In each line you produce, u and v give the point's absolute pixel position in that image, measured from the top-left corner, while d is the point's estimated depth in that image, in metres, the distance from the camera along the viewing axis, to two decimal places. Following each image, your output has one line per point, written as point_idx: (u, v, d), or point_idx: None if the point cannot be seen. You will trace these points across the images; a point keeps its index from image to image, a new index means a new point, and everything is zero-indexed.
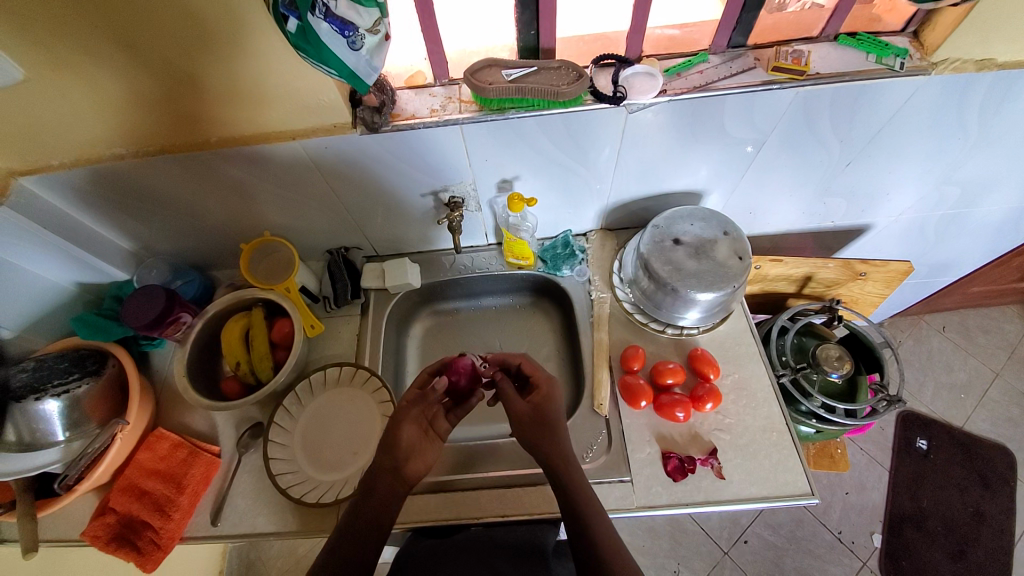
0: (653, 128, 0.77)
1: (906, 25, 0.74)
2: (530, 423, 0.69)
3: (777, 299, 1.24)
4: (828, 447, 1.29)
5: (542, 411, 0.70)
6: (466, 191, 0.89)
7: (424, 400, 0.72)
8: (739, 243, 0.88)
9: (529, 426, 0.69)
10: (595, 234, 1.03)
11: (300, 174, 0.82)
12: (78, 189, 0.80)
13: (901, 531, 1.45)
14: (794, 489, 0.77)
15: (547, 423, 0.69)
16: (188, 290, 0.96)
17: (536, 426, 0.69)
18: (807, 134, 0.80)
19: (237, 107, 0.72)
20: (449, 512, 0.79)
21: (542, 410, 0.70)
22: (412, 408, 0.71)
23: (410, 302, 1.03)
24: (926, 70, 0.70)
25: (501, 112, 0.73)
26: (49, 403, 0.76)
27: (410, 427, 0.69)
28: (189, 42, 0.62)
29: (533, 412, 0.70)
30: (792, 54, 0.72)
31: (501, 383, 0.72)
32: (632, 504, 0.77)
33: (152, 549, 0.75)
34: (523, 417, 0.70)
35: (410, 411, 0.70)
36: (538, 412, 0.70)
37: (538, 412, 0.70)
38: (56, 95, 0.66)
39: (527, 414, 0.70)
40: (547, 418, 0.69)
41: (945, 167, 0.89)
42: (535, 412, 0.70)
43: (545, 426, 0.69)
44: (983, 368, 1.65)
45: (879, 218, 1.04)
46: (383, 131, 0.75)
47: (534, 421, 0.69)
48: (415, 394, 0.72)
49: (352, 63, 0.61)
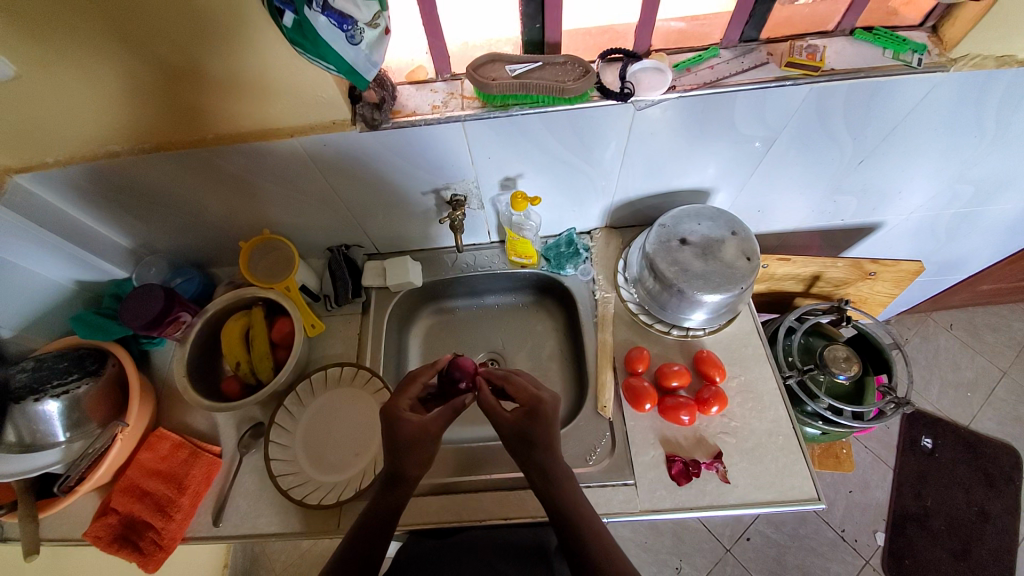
0: (660, 124, 0.75)
1: (925, 19, 0.71)
2: (513, 441, 0.67)
3: (784, 298, 1.22)
4: (833, 447, 1.28)
5: (525, 431, 0.66)
6: (468, 188, 0.88)
7: (456, 417, 0.67)
8: (748, 243, 0.86)
9: (512, 441, 0.66)
10: (599, 231, 1.01)
11: (298, 172, 0.80)
12: (76, 186, 0.78)
13: (905, 530, 1.44)
14: (802, 494, 0.76)
15: (528, 441, 0.66)
16: (187, 288, 0.96)
17: (518, 442, 0.66)
18: (819, 131, 0.78)
19: (234, 102, 0.70)
20: (453, 515, 0.79)
21: (524, 430, 0.66)
22: (432, 423, 0.65)
23: (411, 301, 1.02)
24: (944, 67, 0.68)
25: (505, 108, 0.71)
26: (49, 404, 0.75)
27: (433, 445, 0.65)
28: (181, 35, 0.60)
29: (515, 430, 0.66)
30: (807, 49, 0.70)
31: (484, 394, 0.69)
32: (635, 508, 0.76)
33: (154, 549, 0.75)
34: (506, 432, 0.67)
35: (428, 425, 0.65)
36: (520, 431, 0.66)
37: (518, 431, 0.66)
38: (49, 94, 0.64)
39: (510, 430, 0.66)
40: (531, 438, 0.66)
41: (959, 165, 0.87)
42: (517, 427, 0.67)
43: (527, 444, 0.66)
44: (990, 366, 1.63)
45: (890, 216, 1.01)
46: (383, 128, 0.73)
47: (516, 438, 0.66)
48: (446, 411, 0.66)
49: (351, 58, 0.59)
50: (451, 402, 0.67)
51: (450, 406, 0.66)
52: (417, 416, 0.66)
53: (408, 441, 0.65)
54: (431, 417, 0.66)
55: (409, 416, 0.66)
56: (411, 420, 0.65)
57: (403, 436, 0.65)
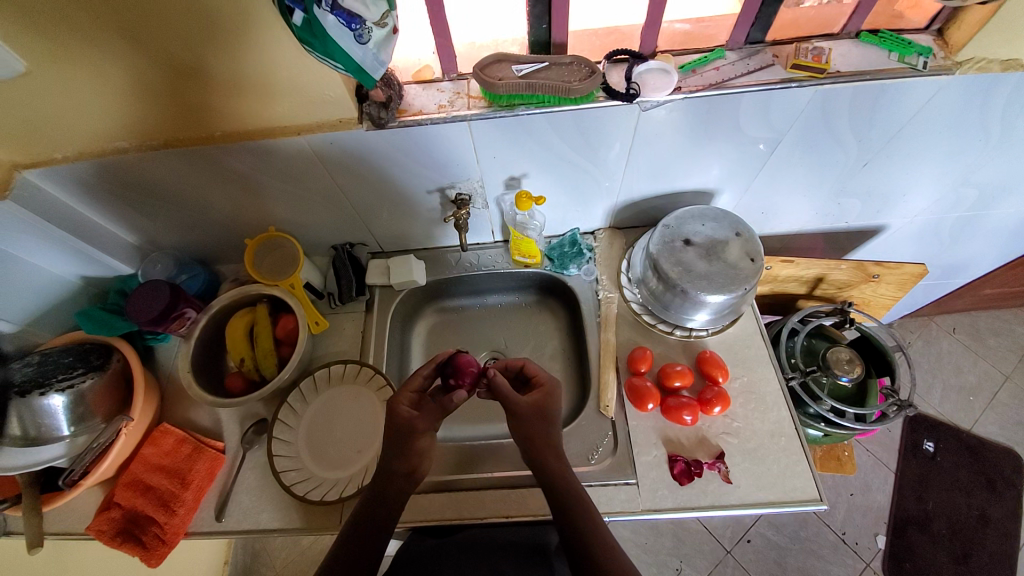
0: (665, 125, 0.75)
1: (930, 22, 0.72)
2: (529, 420, 0.69)
3: (787, 299, 1.22)
4: (835, 449, 1.28)
5: (541, 410, 0.69)
6: (473, 188, 0.88)
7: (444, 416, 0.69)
8: (751, 244, 0.86)
9: (527, 421, 0.68)
10: (603, 232, 1.01)
11: (304, 170, 0.81)
12: (83, 182, 0.79)
13: (906, 533, 1.44)
14: (804, 495, 0.76)
15: (546, 419, 0.69)
16: (192, 285, 0.96)
17: (536, 421, 0.68)
18: (824, 134, 0.78)
19: (241, 99, 0.70)
20: (453, 512, 0.79)
21: (542, 408, 0.69)
22: (420, 419, 0.68)
23: (415, 299, 1.03)
24: (949, 70, 0.68)
25: (511, 107, 0.72)
26: (55, 398, 0.76)
27: (420, 440, 0.68)
28: (190, 33, 0.60)
29: (534, 410, 0.68)
30: (813, 51, 0.71)
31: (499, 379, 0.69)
32: (637, 507, 0.77)
33: (157, 544, 0.75)
34: (521, 414, 0.68)
35: (416, 421, 0.68)
36: (538, 408, 0.69)
37: (536, 410, 0.68)
38: (58, 90, 0.65)
39: (526, 412, 0.68)
40: (547, 417, 0.69)
41: (963, 169, 0.87)
42: (533, 408, 0.69)
43: (545, 421, 0.69)
44: (993, 371, 1.63)
45: (894, 219, 1.01)
46: (389, 127, 0.73)
47: (532, 418, 0.68)
48: (435, 410, 0.69)
49: (359, 57, 0.60)
50: (442, 400, 0.69)
51: (439, 406, 0.68)
52: (408, 410, 0.68)
53: (403, 430, 0.67)
54: (422, 414, 0.68)
55: (402, 410, 0.68)
56: (405, 413, 0.68)
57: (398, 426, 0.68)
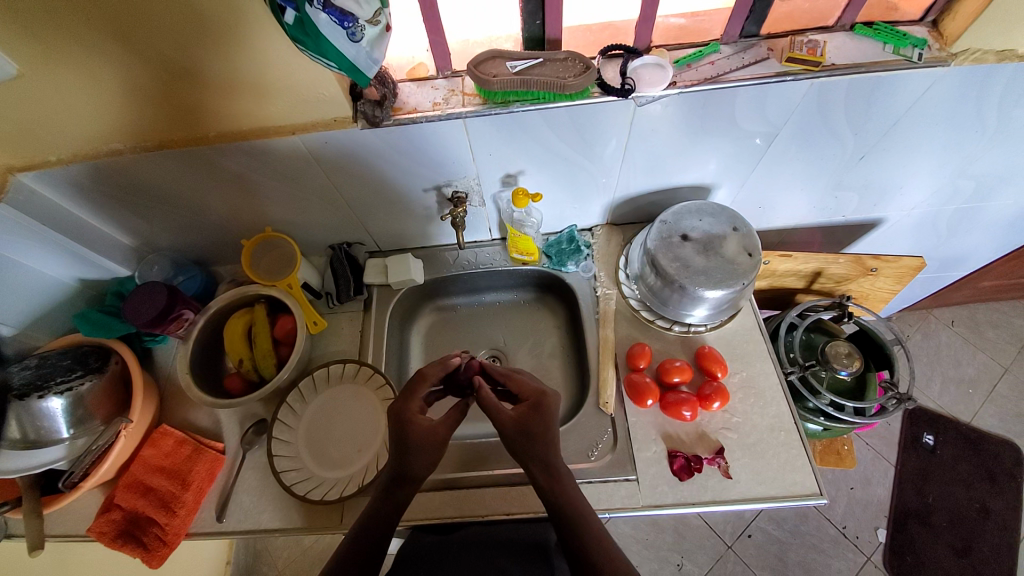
0: (661, 120, 0.75)
1: (926, 14, 0.71)
2: (515, 438, 0.66)
3: (785, 294, 1.22)
4: (835, 443, 1.28)
5: (528, 424, 0.67)
6: (469, 185, 0.88)
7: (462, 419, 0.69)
8: (749, 239, 0.86)
9: (514, 439, 0.66)
10: (600, 228, 1.01)
11: (300, 170, 0.80)
12: (78, 185, 0.79)
13: (906, 526, 1.44)
14: (804, 488, 0.76)
15: (530, 434, 0.66)
16: (190, 286, 0.96)
17: (520, 437, 0.66)
18: (820, 127, 0.78)
19: (236, 99, 0.70)
20: (454, 510, 0.79)
21: (526, 424, 0.67)
22: (441, 427, 0.67)
23: (412, 298, 1.02)
24: (945, 62, 0.68)
25: (506, 104, 0.71)
26: (52, 401, 0.75)
27: (439, 450, 0.66)
28: (183, 34, 0.60)
29: (517, 426, 0.66)
30: (807, 44, 0.69)
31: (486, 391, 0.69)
32: (638, 503, 0.77)
33: (158, 545, 0.75)
34: (507, 429, 0.67)
35: (437, 429, 0.66)
36: (522, 425, 0.67)
37: (521, 428, 0.66)
38: (51, 92, 0.64)
39: (512, 428, 0.67)
40: (532, 433, 0.66)
41: (961, 160, 0.87)
42: (518, 426, 0.67)
43: (529, 438, 0.66)
44: (992, 363, 1.63)
45: (891, 212, 1.01)
46: (384, 125, 0.73)
47: (518, 433, 0.66)
48: (454, 414, 0.68)
49: (352, 55, 0.59)
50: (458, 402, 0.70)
51: (457, 406, 0.70)
52: (427, 419, 0.67)
53: (420, 444, 0.65)
54: (441, 420, 0.67)
55: (422, 420, 0.67)
56: (423, 423, 0.66)
57: (415, 438, 0.66)
